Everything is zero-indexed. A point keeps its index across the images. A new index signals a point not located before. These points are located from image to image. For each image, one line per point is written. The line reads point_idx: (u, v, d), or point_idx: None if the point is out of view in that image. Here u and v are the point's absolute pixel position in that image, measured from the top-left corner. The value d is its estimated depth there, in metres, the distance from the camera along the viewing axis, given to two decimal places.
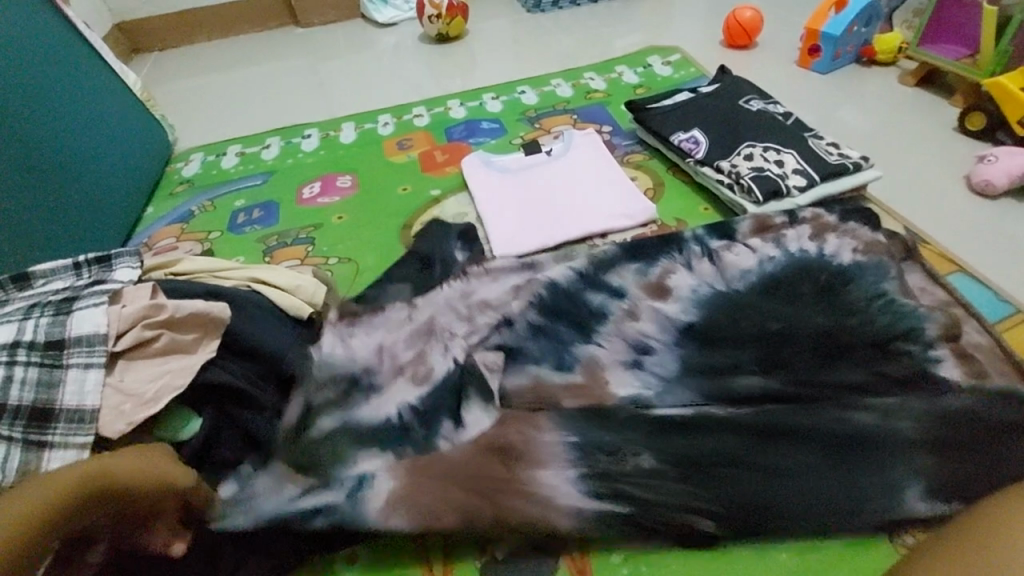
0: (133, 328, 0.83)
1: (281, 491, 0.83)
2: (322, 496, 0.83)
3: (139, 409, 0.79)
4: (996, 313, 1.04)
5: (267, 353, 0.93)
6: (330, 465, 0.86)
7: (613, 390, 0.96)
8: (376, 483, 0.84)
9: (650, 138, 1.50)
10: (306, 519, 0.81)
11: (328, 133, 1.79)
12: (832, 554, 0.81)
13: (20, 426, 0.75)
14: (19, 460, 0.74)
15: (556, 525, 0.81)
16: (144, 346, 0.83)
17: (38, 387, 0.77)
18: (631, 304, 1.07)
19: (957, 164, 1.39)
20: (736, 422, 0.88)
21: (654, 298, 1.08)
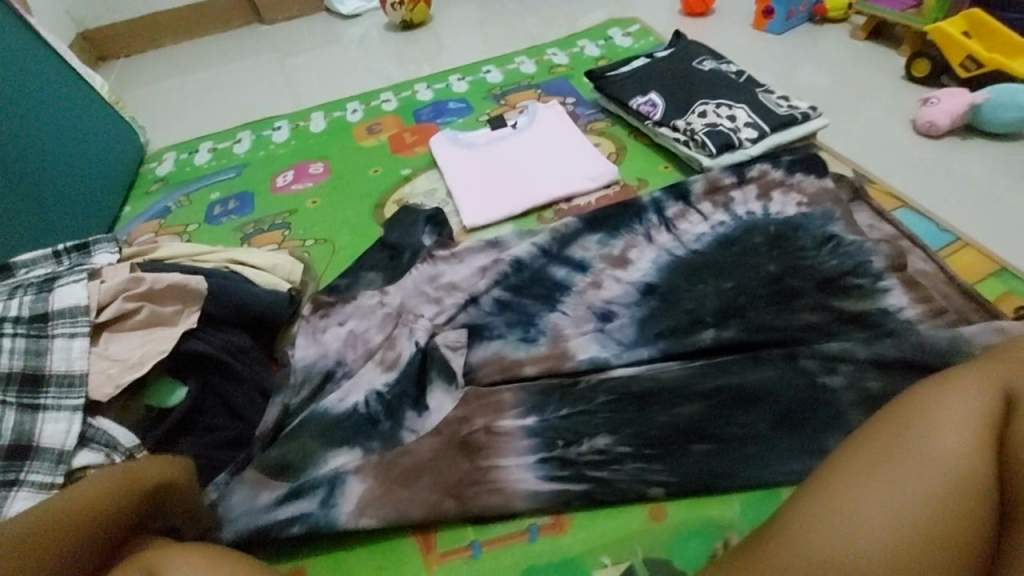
0: (115, 301, 0.91)
1: (255, 497, 0.84)
2: (301, 505, 0.84)
3: (126, 372, 0.86)
4: (938, 241, 1.10)
5: (246, 321, 0.98)
6: (302, 458, 0.88)
7: (576, 354, 0.99)
8: (346, 490, 0.86)
9: (611, 105, 1.54)
10: (282, 528, 0.83)
11: (298, 124, 1.82)
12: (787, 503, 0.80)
13: (13, 392, 0.80)
14: (13, 421, 0.78)
15: (519, 477, 0.85)
16: (126, 318, 0.91)
17: (27, 355, 0.83)
18: (593, 276, 1.13)
19: (905, 109, 1.44)
20: (694, 374, 0.91)
21: (615, 268, 1.13)
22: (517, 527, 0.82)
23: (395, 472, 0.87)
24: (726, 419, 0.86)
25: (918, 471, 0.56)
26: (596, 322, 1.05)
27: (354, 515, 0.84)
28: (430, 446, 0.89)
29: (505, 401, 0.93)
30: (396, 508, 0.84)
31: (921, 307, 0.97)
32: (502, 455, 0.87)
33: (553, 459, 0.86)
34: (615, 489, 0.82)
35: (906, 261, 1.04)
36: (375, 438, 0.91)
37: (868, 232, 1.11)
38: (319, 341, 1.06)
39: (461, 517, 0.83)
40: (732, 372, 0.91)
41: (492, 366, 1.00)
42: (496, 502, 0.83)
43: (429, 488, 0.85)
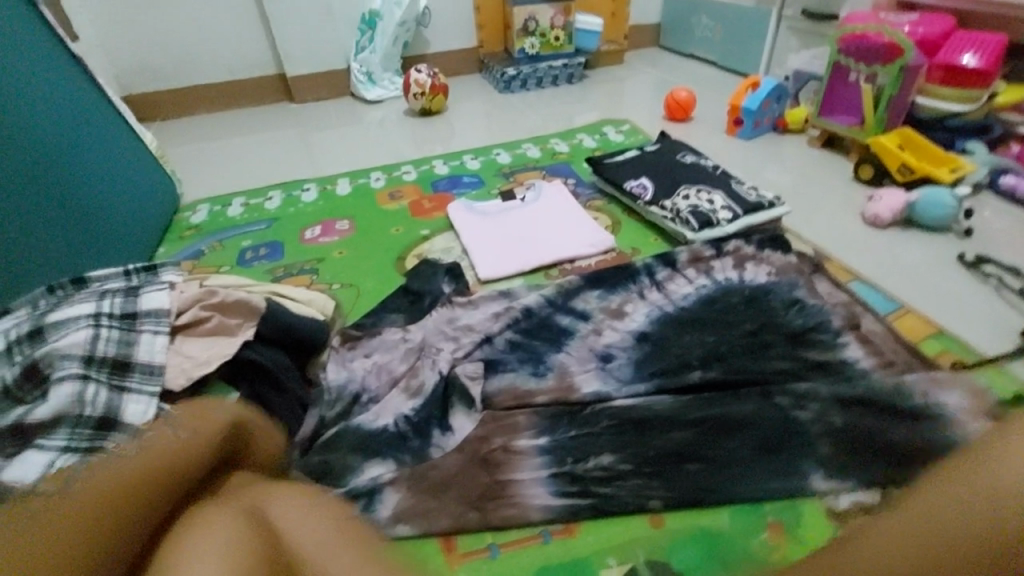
0: (190, 310, 1.06)
1: None
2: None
3: (194, 368, 0.99)
4: (886, 308, 1.30)
5: (291, 339, 1.11)
6: (340, 468, 0.98)
7: (581, 387, 1.12)
8: (385, 497, 0.95)
9: (607, 186, 1.77)
10: None
11: (326, 187, 2.02)
12: (771, 519, 0.89)
13: (105, 372, 0.90)
14: (105, 398, 0.87)
15: (535, 491, 0.95)
16: (196, 325, 1.05)
17: (119, 344, 0.94)
18: (595, 324, 1.29)
19: (855, 204, 1.71)
20: (683, 408, 1.04)
21: (614, 319, 1.29)
22: (530, 532, 0.91)
23: (423, 483, 0.96)
24: (711, 445, 0.98)
25: (981, 492, 0.54)
26: (599, 361, 1.19)
27: (389, 521, 0.92)
28: (455, 461, 0.99)
29: (520, 423, 1.05)
30: (426, 518, 0.92)
31: (875, 359, 1.14)
32: (516, 470, 0.98)
33: (563, 474, 0.97)
34: (618, 501, 0.92)
35: (859, 321, 1.23)
36: (406, 452, 1.01)
37: (829, 298, 1.30)
38: (348, 368, 1.17)
39: (484, 523, 0.91)
40: (715, 407, 1.04)
41: (507, 395, 1.12)
42: (514, 512, 0.92)
43: (454, 499, 0.94)
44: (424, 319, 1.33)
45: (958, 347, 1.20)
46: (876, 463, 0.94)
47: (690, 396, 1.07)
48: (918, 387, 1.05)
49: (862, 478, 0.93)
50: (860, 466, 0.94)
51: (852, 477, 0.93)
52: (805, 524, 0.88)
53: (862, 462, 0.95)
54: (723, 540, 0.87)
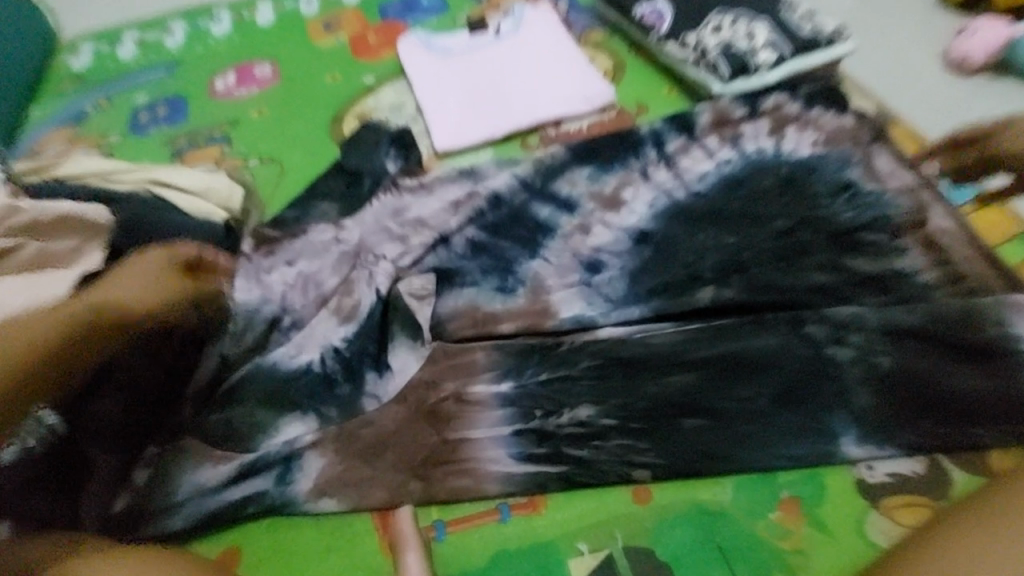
0: None
1: (200, 473, 0.75)
2: (253, 484, 0.75)
3: None
4: (962, 196, 0.99)
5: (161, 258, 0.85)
6: (248, 427, 0.78)
7: (556, 311, 0.87)
8: (306, 464, 0.76)
9: (610, 11, 1.31)
10: (236, 509, 0.74)
11: (242, 15, 1.50)
12: (787, 493, 0.72)
13: None
14: None
15: (492, 455, 0.76)
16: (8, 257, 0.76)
17: None
18: (581, 218, 0.97)
19: (940, 36, 1.27)
20: (689, 344, 0.80)
21: (606, 211, 0.97)
22: (486, 506, 0.74)
23: (354, 445, 0.77)
24: (719, 394, 0.77)
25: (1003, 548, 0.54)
26: (584, 272, 0.91)
27: (312, 494, 0.75)
28: (395, 415, 0.79)
29: (478, 362, 0.82)
30: (357, 489, 0.75)
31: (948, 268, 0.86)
32: (470, 426, 0.78)
33: (529, 432, 0.77)
34: (596, 470, 0.74)
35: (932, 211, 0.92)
36: (331, 403, 0.80)
37: (896, 175, 0.97)
38: (262, 285, 0.92)
39: (429, 496, 0.74)
40: (731, 343, 0.80)
41: (464, 319, 0.87)
42: (465, 484, 0.74)
43: (392, 465, 0.76)
44: (360, 211, 1.02)
45: None
46: (929, 420, 0.73)
47: (698, 327, 0.82)
48: (1008, 311, 0.78)
49: (910, 442, 0.72)
50: (907, 424, 0.73)
51: (896, 441, 0.73)
52: (828, 501, 0.71)
53: (912, 418, 0.73)
54: (722, 519, 0.71)
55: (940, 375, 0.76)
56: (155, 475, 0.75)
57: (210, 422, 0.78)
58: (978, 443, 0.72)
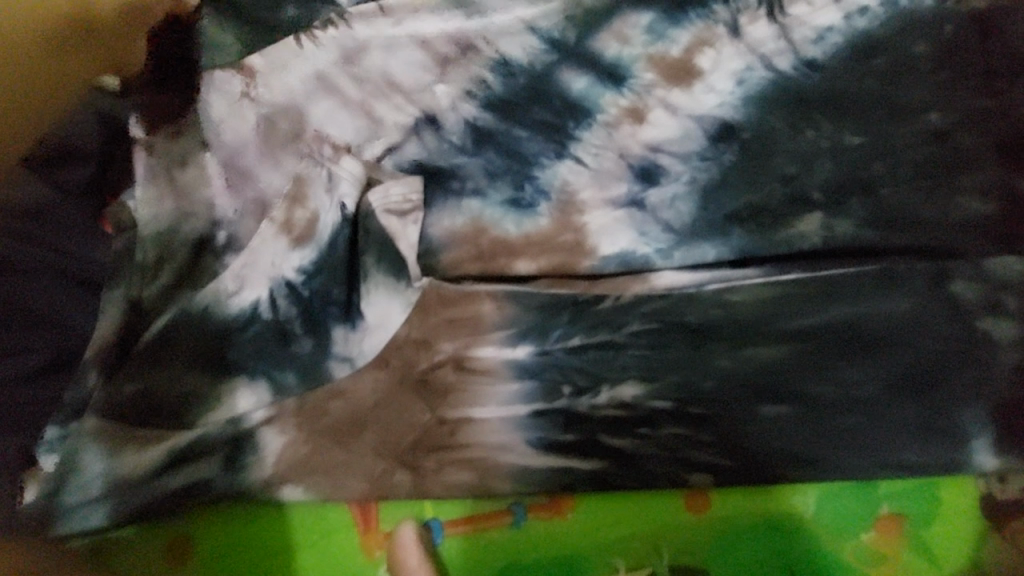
0: None
1: (122, 458, 0.56)
2: (194, 471, 0.56)
3: None
4: None
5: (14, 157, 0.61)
6: (178, 399, 0.57)
7: (593, 243, 0.63)
8: (261, 444, 0.58)
9: None
10: (176, 504, 0.56)
11: None
12: (888, 509, 0.55)
13: None
14: None
15: (503, 440, 0.58)
16: None
17: None
18: (634, 97, 0.66)
19: None
20: (779, 302, 0.58)
21: (671, 87, 0.66)
22: (495, 505, 0.58)
23: (322, 422, 0.58)
24: (811, 370, 0.57)
25: None
26: (634, 185, 0.64)
27: (272, 483, 0.57)
28: (375, 384, 0.59)
29: (485, 317, 0.60)
30: (328, 477, 0.57)
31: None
32: (472, 403, 0.58)
33: (553, 413, 0.58)
34: (640, 468, 0.56)
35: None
36: (289, 365, 0.59)
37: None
38: (175, 183, 0.63)
39: (421, 491, 0.57)
40: (835, 307, 0.57)
41: (465, 250, 0.63)
42: (468, 477, 0.57)
43: (372, 449, 0.58)
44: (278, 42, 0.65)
45: None
46: None
47: (793, 280, 0.58)
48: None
49: None
50: None
51: None
52: (937, 517, 0.55)
53: None
54: (798, 535, 0.55)
55: None
56: (57, 463, 0.55)
57: (130, 396, 0.57)
58: None
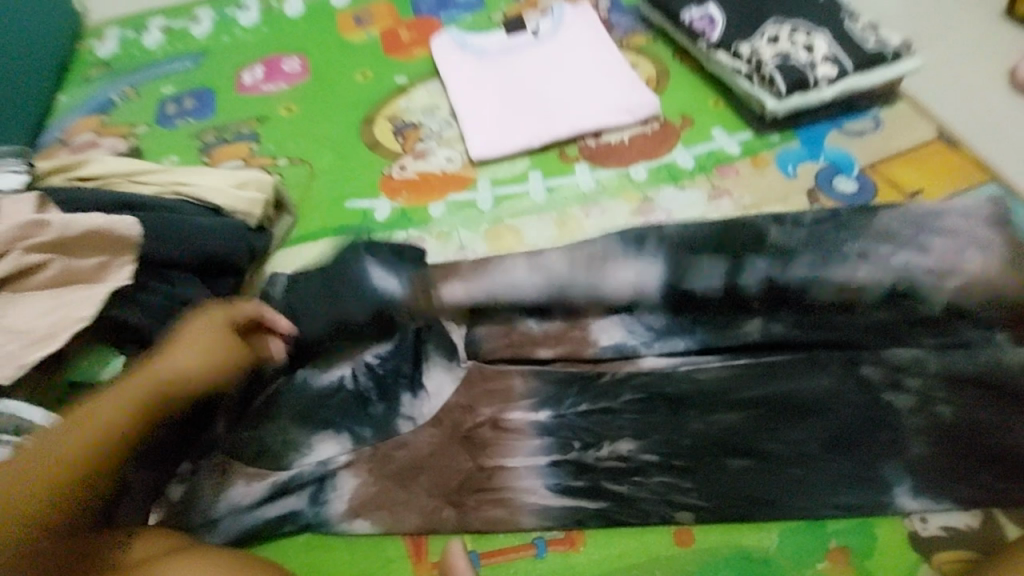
0: (15, 251, 0.73)
1: (234, 490, 0.74)
2: (287, 502, 0.74)
3: (37, 346, 0.68)
4: None
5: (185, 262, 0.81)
6: (281, 448, 0.76)
7: (595, 336, 0.83)
8: (340, 483, 0.74)
9: (654, 15, 1.24)
10: (270, 529, 0.72)
11: (269, 4, 1.45)
12: (835, 545, 0.69)
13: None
14: None
15: (528, 485, 0.74)
16: (31, 273, 0.73)
17: None
18: (641, 232, 0.89)
19: (999, 54, 1.20)
20: (733, 382, 0.78)
21: (670, 227, 0.89)
22: (521, 540, 0.72)
23: (388, 466, 0.75)
24: (764, 433, 0.74)
25: None
26: None
27: (345, 516, 0.73)
28: (430, 438, 0.77)
29: (515, 389, 0.80)
30: (390, 512, 0.73)
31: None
32: (504, 455, 0.75)
33: (567, 464, 0.74)
34: (637, 508, 0.72)
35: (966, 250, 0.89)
36: (366, 424, 0.78)
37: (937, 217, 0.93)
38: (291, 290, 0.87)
39: (463, 525, 0.72)
40: (777, 385, 0.77)
41: (500, 339, 0.83)
42: (501, 514, 0.72)
43: (425, 490, 0.74)
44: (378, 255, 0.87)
45: None
46: (976, 476, 0.71)
47: (745, 366, 0.79)
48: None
49: (962, 497, 0.70)
50: (956, 477, 0.71)
51: (948, 496, 0.70)
52: (875, 552, 0.68)
53: (959, 472, 0.71)
54: (766, 565, 0.68)
55: (992, 426, 0.73)
56: (189, 491, 0.74)
57: (244, 439, 0.77)
58: None
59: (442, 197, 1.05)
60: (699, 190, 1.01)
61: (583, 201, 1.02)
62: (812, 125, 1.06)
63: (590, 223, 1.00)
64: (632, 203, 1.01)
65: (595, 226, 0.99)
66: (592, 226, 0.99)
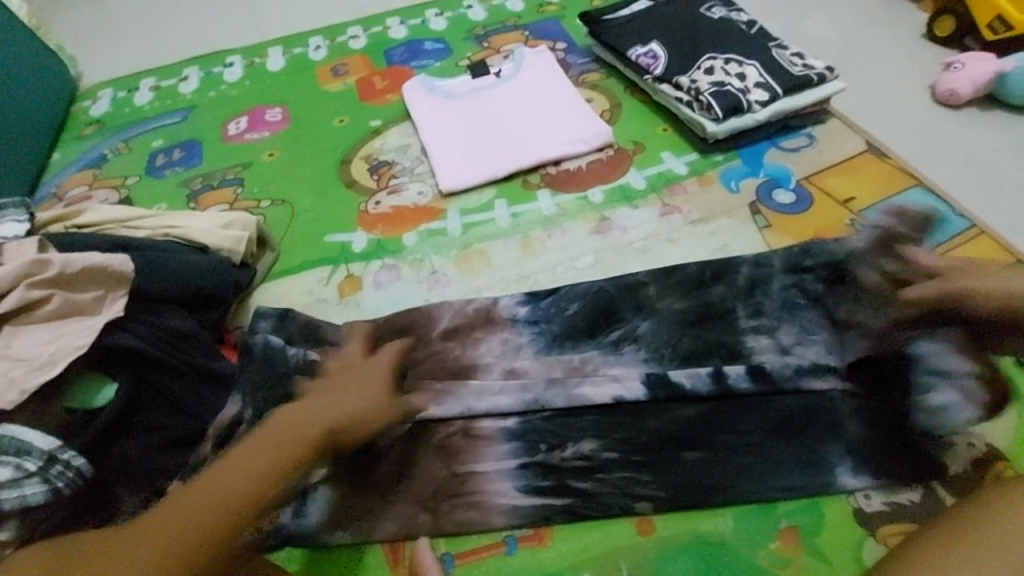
0: (18, 288, 0.78)
1: None
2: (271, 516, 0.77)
3: (33, 374, 0.73)
4: (951, 228, 1.01)
5: (173, 297, 0.87)
6: None
7: (559, 348, 0.88)
8: (320, 497, 0.79)
9: (606, 54, 1.36)
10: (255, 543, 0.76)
11: (253, 61, 1.56)
12: (785, 526, 0.74)
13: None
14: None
15: (498, 487, 0.78)
16: (32, 308, 0.78)
17: None
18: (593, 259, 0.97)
19: (921, 72, 1.32)
20: (685, 380, 0.82)
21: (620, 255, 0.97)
22: (493, 539, 0.76)
23: (367, 477, 0.79)
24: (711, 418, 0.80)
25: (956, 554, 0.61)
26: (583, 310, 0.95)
27: (326, 526, 0.77)
28: (405, 450, 0.81)
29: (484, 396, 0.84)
30: (368, 521, 0.77)
31: None
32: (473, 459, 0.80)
33: (534, 465, 0.79)
34: (600, 502, 0.76)
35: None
36: None
37: (865, 224, 1.02)
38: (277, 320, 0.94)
39: (437, 528, 0.76)
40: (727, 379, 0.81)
41: (469, 353, 0.88)
42: (473, 516, 0.76)
43: (402, 498, 0.78)
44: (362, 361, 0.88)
45: None
46: (912, 454, 0.76)
47: (695, 371, 0.82)
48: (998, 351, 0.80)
49: (896, 471, 0.75)
50: (894, 455, 0.76)
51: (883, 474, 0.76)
52: (825, 529, 0.73)
53: (896, 450, 0.76)
54: (721, 548, 0.73)
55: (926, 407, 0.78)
56: None
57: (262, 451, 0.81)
58: (957, 472, 0.75)
59: (414, 226, 1.12)
60: (652, 208, 1.10)
61: (546, 223, 1.10)
62: (752, 145, 1.17)
63: (552, 243, 1.07)
64: (591, 223, 1.09)
65: (556, 246, 1.06)
66: (554, 245, 1.07)
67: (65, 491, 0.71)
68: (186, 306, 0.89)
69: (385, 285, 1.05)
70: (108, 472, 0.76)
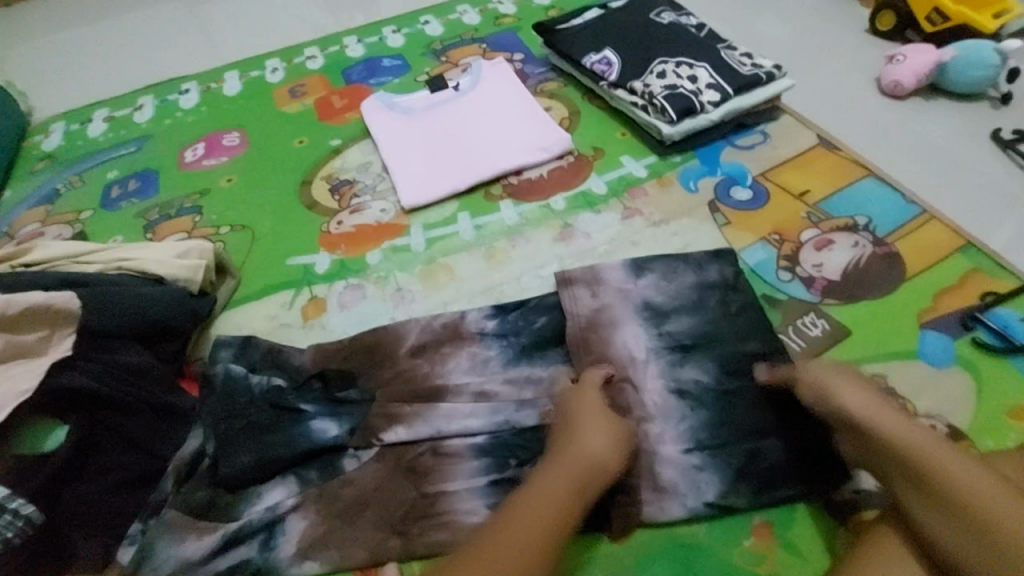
0: None
1: (180, 547, 0.74)
2: (238, 552, 0.75)
3: None
4: (902, 216, 1.03)
5: (124, 330, 0.84)
6: (234, 498, 0.78)
7: (527, 359, 0.88)
8: (289, 527, 0.76)
9: (562, 62, 1.37)
10: None
11: (209, 86, 1.55)
12: (753, 526, 0.75)
13: None
14: None
15: (470, 505, 0.77)
16: None
17: None
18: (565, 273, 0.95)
19: (868, 66, 1.36)
20: (652, 401, 0.82)
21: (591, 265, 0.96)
22: None
23: (337, 504, 0.77)
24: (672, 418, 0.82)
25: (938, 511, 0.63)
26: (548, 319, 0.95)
27: (297, 558, 0.75)
28: (374, 474, 0.79)
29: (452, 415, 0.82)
30: (340, 549, 0.75)
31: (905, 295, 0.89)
32: (445, 477, 0.78)
33: (505, 480, 0.78)
34: None
35: (836, 244, 1.01)
36: (314, 466, 0.80)
37: (821, 216, 1.05)
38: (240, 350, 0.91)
39: (411, 552, 0.75)
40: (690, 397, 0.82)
41: (436, 371, 0.88)
42: (446, 537, 0.75)
43: (374, 523, 0.76)
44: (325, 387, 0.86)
45: (987, 265, 0.96)
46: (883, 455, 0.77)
47: (653, 379, 0.84)
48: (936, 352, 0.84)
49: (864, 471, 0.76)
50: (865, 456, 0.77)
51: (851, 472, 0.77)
52: (795, 522, 0.75)
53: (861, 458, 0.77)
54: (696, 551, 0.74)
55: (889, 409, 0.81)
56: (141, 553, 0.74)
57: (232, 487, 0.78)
58: None
59: (377, 244, 1.11)
60: (614, 212, 1.10)
61: (510, 233, 1.10)
62: (708, 144, 1.19)
63: (516, 253, 1.07)
64: (554, 230, 1.09)
65: (521, 255, 1.06)
66: (518, 255, 1.07)
67: (15, 540, 0.70)
68: (138, 339, 0.85)
69: (350, 305, 1.03)
70: (66, 517, 0.74)
